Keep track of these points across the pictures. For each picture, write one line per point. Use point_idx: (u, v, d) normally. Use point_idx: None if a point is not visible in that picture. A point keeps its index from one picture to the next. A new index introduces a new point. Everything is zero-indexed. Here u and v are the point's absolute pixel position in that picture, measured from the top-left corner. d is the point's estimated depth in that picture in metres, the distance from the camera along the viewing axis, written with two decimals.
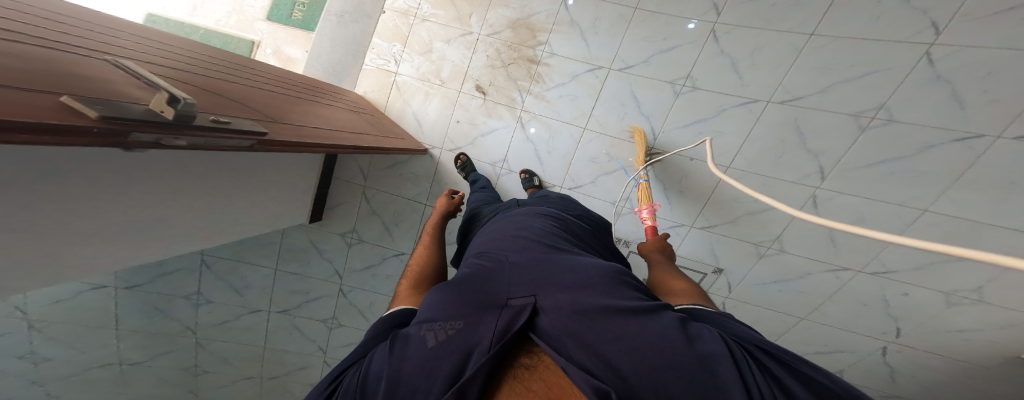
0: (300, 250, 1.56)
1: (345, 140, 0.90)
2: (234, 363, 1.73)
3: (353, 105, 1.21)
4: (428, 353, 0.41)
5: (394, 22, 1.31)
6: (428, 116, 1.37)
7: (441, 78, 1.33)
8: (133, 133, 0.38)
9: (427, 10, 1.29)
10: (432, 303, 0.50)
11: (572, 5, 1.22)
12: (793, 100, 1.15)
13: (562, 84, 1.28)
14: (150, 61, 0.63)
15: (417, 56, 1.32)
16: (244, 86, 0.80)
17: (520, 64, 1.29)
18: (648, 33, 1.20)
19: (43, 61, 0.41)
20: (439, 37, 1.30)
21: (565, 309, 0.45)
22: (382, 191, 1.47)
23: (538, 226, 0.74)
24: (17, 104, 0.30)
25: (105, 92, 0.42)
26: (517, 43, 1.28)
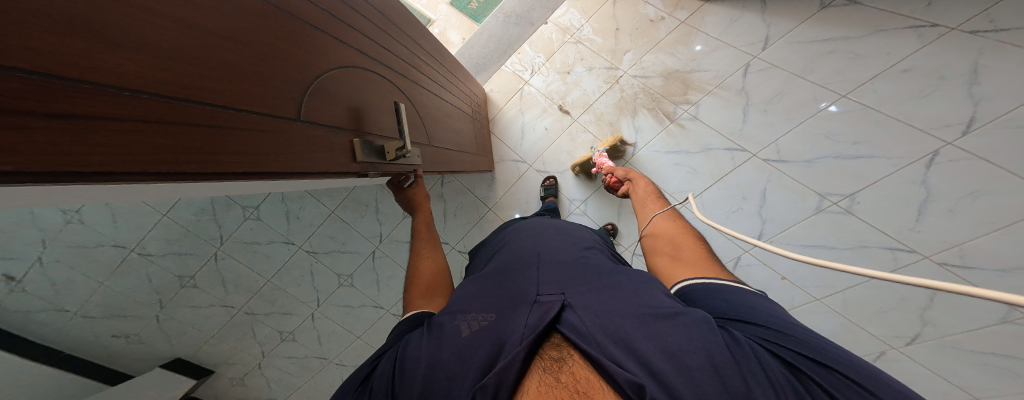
0: (361, 204, 1.57)
1: (455, 157, 1.11)
2: (228, 289, 1.53)
3: (472, 98, 1.35)
4: (464, 340, 0.53)
5: (549, 35, 1.42)
6: (534, 130, 1.47)
7: (564, 101, 1.42)
8: (365, 168, 0.61)
9: (585, 34, 1.37)
10: (468, 299, 0.63)
11: (752, 73, 1.18)
12: (959, 267, 0.98)
13: (689, 152, 1.28)
14: (376, 50, 0.71)
15: (553, 73, 1.42)
16: (417, 77, 0.91)
17: (654, 113, 1.31)
18: (842, 131, 1.09)
19: (331, 83, 0.54)
20: (582, 62, 1.38)
21: (596, 311, 0.54)
22: (458, 181, 1.53)
23: (567, 241, 0.82)
24: (302, 149, 0.46)
25: (356, 119, 0.59)
26: (661, 94, 1.30)
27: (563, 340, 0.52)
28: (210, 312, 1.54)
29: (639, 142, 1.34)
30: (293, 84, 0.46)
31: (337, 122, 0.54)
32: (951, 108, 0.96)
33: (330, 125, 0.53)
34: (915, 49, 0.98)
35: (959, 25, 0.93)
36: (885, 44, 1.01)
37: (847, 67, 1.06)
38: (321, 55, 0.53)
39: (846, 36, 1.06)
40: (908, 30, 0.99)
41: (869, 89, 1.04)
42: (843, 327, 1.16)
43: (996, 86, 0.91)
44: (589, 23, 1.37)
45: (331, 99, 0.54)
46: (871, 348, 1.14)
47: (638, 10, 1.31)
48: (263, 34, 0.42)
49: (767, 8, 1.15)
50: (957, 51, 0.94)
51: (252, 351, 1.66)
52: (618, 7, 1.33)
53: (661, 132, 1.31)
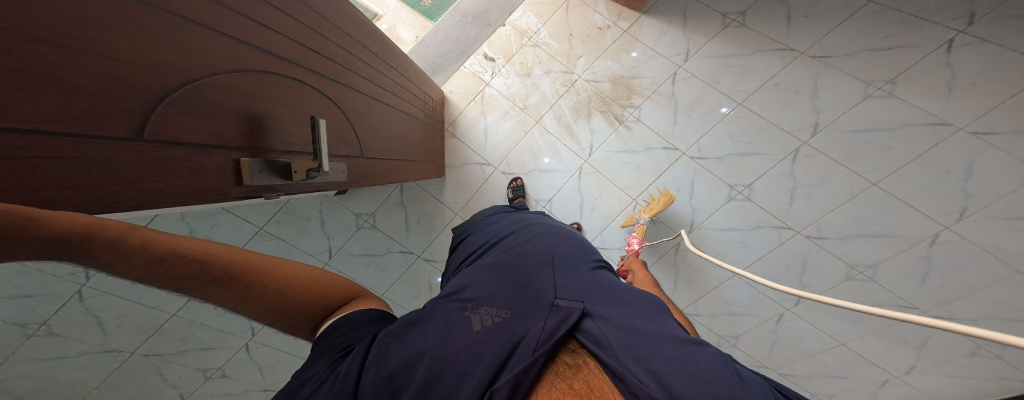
0: (304, 216, 1.43)
1: (388, 165, 1.06)
2: (108, 330, 1.22)
3: (428, 107, 1.38)
4: (477, 334, 0.57)
5: (508, 37, 1.47)
6: (497, 133, 1.52)
7: (526, 104, 1.50)
8: (256, 191, 0.54)
9: (542, 38, 1.46)
10: (486, 292, 0.66)
11: (678, 82, 1.40)
12: (818, 238, 1.30)
13: (634, 151, 1.46)
14: (304, 53, 0.63)
15: (514, 75, 1.48)
16: (353, 81, 0.84)
17: (604, 116, 1.47)
18: (740, 133, 1.35)
19: (229, 98, 0.46)
20: (540, 65, 1.47)
21: (615, 321, 0.58)
22: (419, 187, 1.54)
23: (580, 249, 0.86)
24: (174, 174, 0.40)
25: (255, 137, 0.51)
26: (610, 97, 1.46)
27: (580, 348, 0.57)
28: (86, 368, 1.21)
29: (593, 144, 1.48)
30: (183, 93, 0.40)
31: (227, 140, 0.46)
32: (803, 115, 1.28)
33: (219, 146, 0.45)
34: (782, 66, 1.28)
35: (801, 51, 1.26)
36: (764, 63, 1.30)
37: (739, 80, 1.34)
38: (220, 64, 0.45)
39: (740, 53, 1.32)
40: (776, 52, 1.28)
41: (754, 99, 1.33)
42: (755, 297, 1.45)
43: (827, 101, 1.25)
44: (544, 27, 1.46)
45: (225, 116, 0.46)
46: (767, 306, 1.44)
47: (586, 19, 1.43)
48: (125, 31, 0.33)
49: (687, 25, 1.36)
50: (803, 71, 1.26)
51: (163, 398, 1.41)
52: (569, 14, 1.45)
53: (613, 133, 1.47)
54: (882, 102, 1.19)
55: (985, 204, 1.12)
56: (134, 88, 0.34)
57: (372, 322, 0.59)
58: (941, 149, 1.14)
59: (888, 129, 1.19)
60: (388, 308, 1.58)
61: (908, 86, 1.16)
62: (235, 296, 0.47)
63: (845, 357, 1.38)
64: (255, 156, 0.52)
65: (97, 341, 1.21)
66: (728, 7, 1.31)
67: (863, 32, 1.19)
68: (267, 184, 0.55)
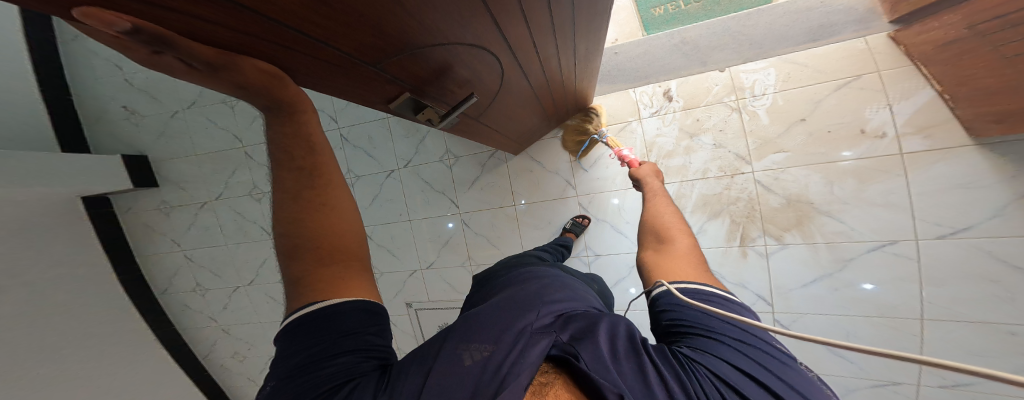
0: (412, 128, 1.46)
1: (485, 133, 0.99)
2: (254, 124, 1.56)
3: (569, 105, 1.22)
4: (463, 370, 0.40)
5: (713, 86, 1.19)
6: (605, 169, 1.35)
7: (662, 161, 1.27)
8: (388, 112, 0.55)
9: (756, 105, 1.14)
10: (466, 324, 0.49)
11: (880, 251, 1.05)
12: None
13: (738, 273, 1.21)
14: (511, 39, 0.59)
15: (676, 131, 1.25)
16: (528, 71, 0.79)
17: (737, 226, 1.19)
18: (863, 335, 1.10)
19: (445, 54, 0.47)
20: (714, 133, 1.20)
21: (584, 337, 0.44)
22: (505, 165, 1.44)
23: (561, 283, 0.66)
24: (356, 85, 0.41)
25: (429, 82, 0.52)
26: (766, 215, 1.16)
27: (551, 369, 0.42)
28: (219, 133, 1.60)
29: None
30: (417, 40, 0.39)
31: (408, 79, 0.47)
32: (980, 371, 0.99)
33: (399, 81, 0.46)
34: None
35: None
36: None
37: (967, 301, 0.98)
38: (461, 27, 0.43)
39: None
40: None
41: (946, 327, 1.00)
42: None
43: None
44: (775, 95, 1.13)
45: (427, 63, 0.46)
46: None
47: (858, 111, 1.05)
48: None
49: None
50: None
51: (210, 190, 1.66)
52: (836, 95, 1.07)
53: (721, 248, 1.22)
54: None
55: None
56: (412, 26, 0.36)
57: (366, 330, 0.42)
58: None
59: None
60: (401, 229, 1.55)
61: None
62: (284, 196, 0.41)
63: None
64: (414, 93, 0.52)
65: (241, 126, 1.57)
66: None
67: None
68: (399, 113, 0.55)
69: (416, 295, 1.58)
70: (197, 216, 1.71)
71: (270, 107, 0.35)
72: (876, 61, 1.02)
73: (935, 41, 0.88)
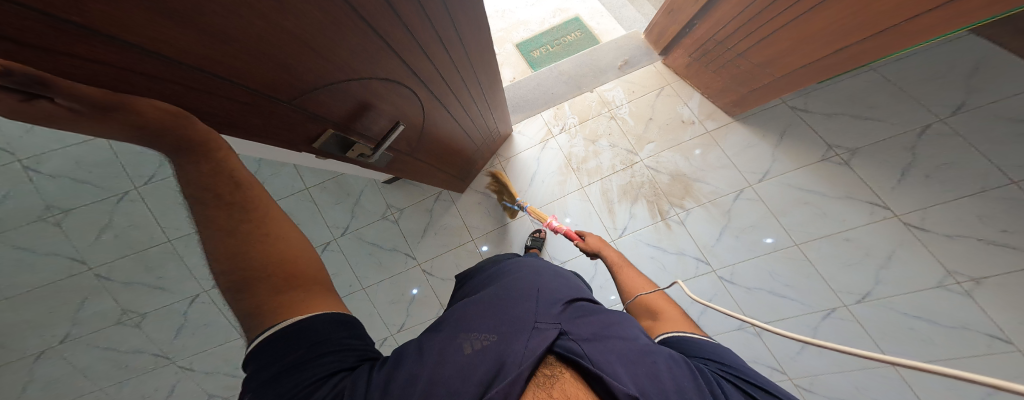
0: (346, 192, 1.54)
1: (427, 171, 1.11)
2: (102, 238, 1.31)
3: (489, 138, 1.42)
4: (465, 359, 0.47)
5: (590, 103, 1.56)
6: (541, 184, 1.53)
7: (580, 167, 1.51)
8: (319, 152, 0.64)
9: (621, 112, 1.53)
10: (470, 317, 0.56)
11: (742, 199, 1.35)
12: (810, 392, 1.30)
13: (666, 249, 1.39)
14: (422, 77, 0.78)
15: (581, 139, 1.53)
16: (444, 104, 0.95)
17: (651, 206, 1.42)
18: (784, 273, 1.28)
19: (361, 90, 0.61)
20: (607, 137, 1.51)
21: (589, 336, 0.53)
22: (452, 204, 1.58)
23: (559, 278, 0.74)
24: (278, 125, 0.51)
25: (351, 117, 0.64)
26: (664, 191, 1.42)
27: (554, 360, 0.50)
28: (45, 264, 1.26)
29: (628, 227, 1.43)
30: (322, 79, 0.52)
31: (333, 115, 0.59)
32: (861, 279, 1.19)
33: (321, 116, 0.57)
34: (864, 222, 1.21)
35: (897, 214, 1.17)
36: (846, 213, 1.23)
37: (813, 220, 1.26)
38: (370, 65, 0.59)
39: (824, 193, 1.26)
40: (865, 203, 1.21)
41: (816, 245, 1.25)
42: None
43: (896, 275, 1.15)
44: (629, 104, 1.53)
45: (347, 99, 0.60)
46: None
47: (675, 109, 1.49)
48: (318, 25, 0.44)
49: (780, 145, 1.36)
50: (886, 238, 1.17)
51: (49, 333, 1.33)
52: (659, 100, 1.52)
53: (652, 225, 1.42)
54: (955, 300, 1.07)
55: None
56: (304, 69, 0.47)
57: (341, 333, 0.48)
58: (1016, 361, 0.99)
59: (943, 325, 1.08)
60: (356, 302, 1.53)
61: (994, 294, 1.03)
62: (221, 233, 0.46)
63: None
64: (340, 130, 0.64)
65: (86, 245, 1.29)
66: (838, 140, 1.28)
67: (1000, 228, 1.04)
68: (330, 150, 0.65)
69: None
70: (31, 371, 1.34)
71: (179, 148, 0.41)
72: (665, 77, 1.55)
73: (683, 65, 1.48)
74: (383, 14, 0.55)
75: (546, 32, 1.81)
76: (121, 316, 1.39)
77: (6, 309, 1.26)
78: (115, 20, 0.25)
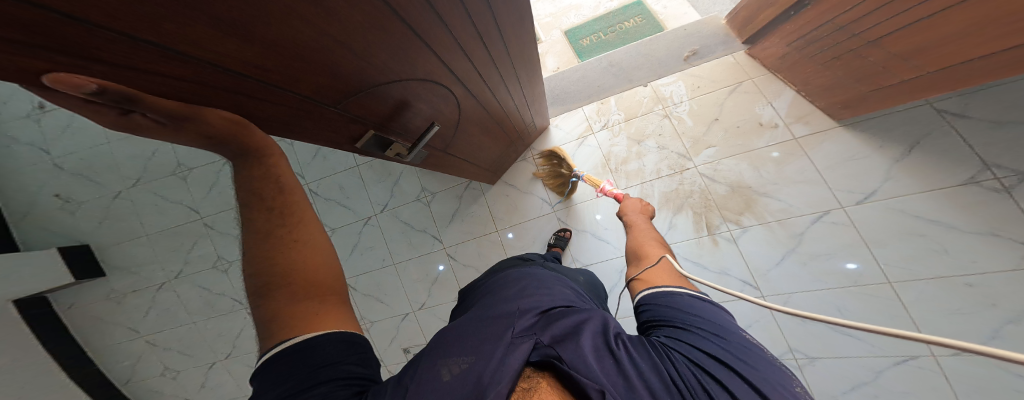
0: (385, 173, 1.57)
1: (460, 165, 1.07)
2: (212, 193, 1.53)
3: (524, 132, 1.34)
4: (444, 388, 0.39)
5: (642, 99, 1.40)
6: (573, 182, 1.43)
7: (620, 167, 1.37)
8: (359, 153, 0.61)
9: (679, 111, 1.34)
10: (451, 336, 0.48)
11: (821, 222, 1.14)
12: None
13: (709, 267, 1.24)
14: (461, 73, 0.70)
15: (624, 139, 1.38)
16: (481, 99, 0.88)
17: (699, 217, 1.26)
18: (853, 308, 1.08)
19: (400, 90, 0.56)
20: (656, 138, 1.35)
21: (558, 334, 0.45)
22: (479, 192, 1.54)
23: (542, 280, 0.65)
24: (321, 127, 0.47)
25: (389, 117, 0.59)
26: (719, 203, 1.24)
27: (532, 372, 0.43)
28: (169, 207, 1.55)
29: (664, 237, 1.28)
30: (367, 81, 0.47)
31: (371, 115, 0.55)
32: (964, 332, 0.97)
33: (361, 118, 0.53)
34: (1003, 268, 0.94)
35: None
36: (974, 252, 0.98)
37: (917, 257, 1.03)
38: (410, 64, 0.53)
39: (955, 224, 1.00)
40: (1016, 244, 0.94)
41: (917, 287, 1.02)
42: None
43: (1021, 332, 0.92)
44: (689, 102, 1.35)
45: (387, 99, 0.54)
46: None
47: (751, 109, 1.28)
48: (361, 25, 0.38)
49: (904, 161, 1.08)
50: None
51: (168, 269, 1.57)
52: (731, 98, 1.32)
53: (692, 240, 1.26)
54: None
55: None
56: (349, 70, 0.42)
57: (348, 357, 0.43)
58: None
59: None
60: (385, 275, 1.57)
61: None
62: (257, 237, 0.44)
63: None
64: (379, 131, 0.59)
65: (196, 197, 1.54)
66: (999, 158, 0.97)
67: None
68: (370, 151, 0.61)
69: (413, 340, 1.54)
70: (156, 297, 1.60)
71: (240, 153, 0.40)
72: (744, 70, 1.33)
73: (774, 55, 1.26)
74: (428, 10, 0.48)
75: (599, 17, 1.65)
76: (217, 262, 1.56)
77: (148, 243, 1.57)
78: (138, 19, 0.20)
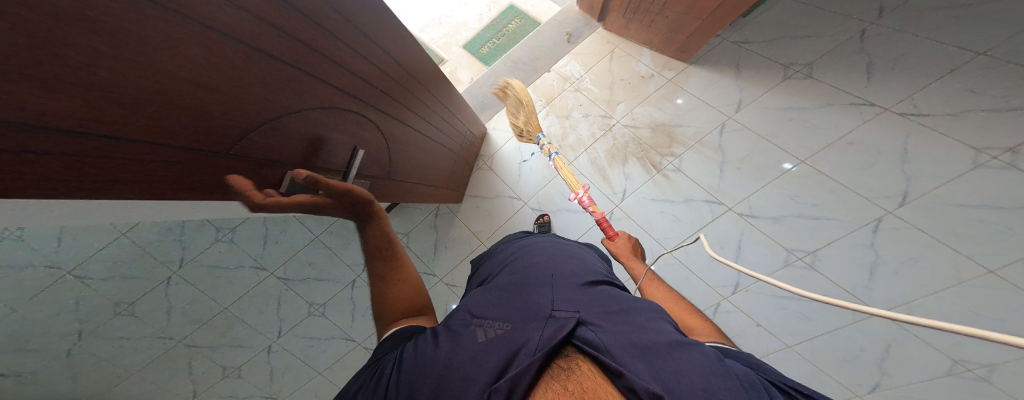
0: (351, 231, 1.54)
1: (410, 187, 1.08)
2: (172, 318, 1.43)
3: (467, 142, 1.47)
4: (479, 346, 0.52)
5: (552, 83, 1.53)
6: (531, 172, 1.57)
7: (563, 144, 1.49)
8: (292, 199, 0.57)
9: (585, 84, 1.49)
10: (490, 316, 0.58)
11: (727, 132, 1.31)
12: (903, 321, 1.12)
13: (671, 200, 1.37)
14: (367, 92, 0.71)
15: (554, 117, 1.51)
16: (397, 116, 0.88)
17: (641, 162, 1.41)
18: (802, 193, 1.21)
19: (309, 121, 0.54)
20: (580, 109, 1.49)
21: (613, 329, 0.53)
22: (452, 213, 1.65)
23: (575, 262, 0.77)
24: (257, 183, 0.47)
25: (309, 155, 0.56)
26: (649, 145, 1.40)
27: (573, 352, 0.51)
28: (143, 343, 1.43)
29: (627, 189, 1.43)
30: (287, 129, 0.50)
31: (289, 155, 0.52)
32: (884, 181, 1.10)
33: (277, 161, 0.50)
34: (855, 124, 1.13)
35: (886, 107, 1.08)
36: (830, 117, 1.16)
37: (801, 135, 1.21)
38: (310, 96, 0.52)
39: (805, 106, 1.20)
40: (851, 104, 1.13)
41: (822, 157, 1.18)
42: (812, 374, 1.28)
43: (918, 166, 1.04)
44: (588, 75, 1.49)
45: (298, 136, 0.52)
46: (833, 388, 1.25)
47: (630, 68, 1.45)
48: (262, 79, 0.42)
49: (740, 75, 1.31)
50: (890, 129, 1.08)
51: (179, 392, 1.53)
52: (614, 61, 1.47)
53: (648, 180, 1.40)
54: (993, 175, 0.93)
55: None
56: (256, 118, 0.43)
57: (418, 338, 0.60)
58: None
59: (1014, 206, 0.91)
60: None
61: None
62: None
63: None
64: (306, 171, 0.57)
65: (160, 326, 1.43)
66: (792, 57, 1.22)
67: (1003, 95, 0.91)
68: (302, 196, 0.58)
69: None
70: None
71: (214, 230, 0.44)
72: (608, 41, 1.50)
73: (621, 26, 1.42)
74: (303, 37, 0.49)
75: (486, 26, 1.78)
76: (224, 371, 1.54)
77: (136, 380, 1.46)
78: (98, 108, 0.26)
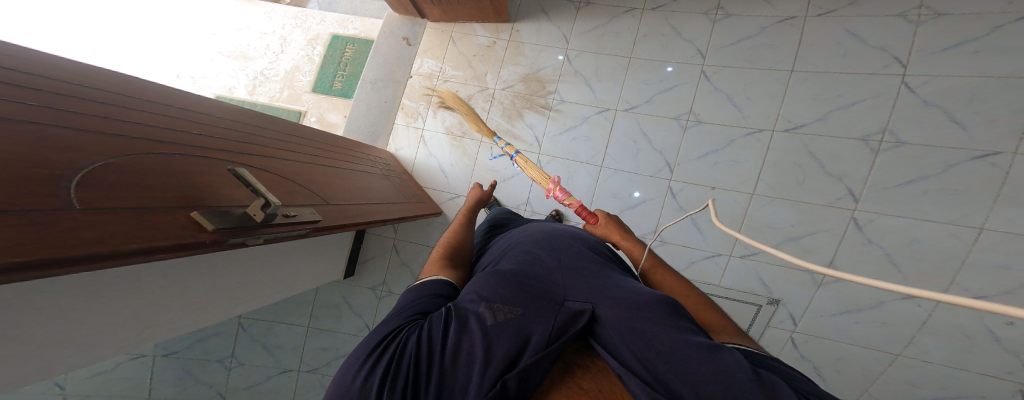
0: (332, 306, 1.48)
1: (371, 211, 0.96)
2: None
3: (387, 169, 1.30)
4: (479, 333, 0.35)
5: (419, 85, 1.44)
6: (452, 167, 1.41)
7: (465, 129, 1.40)
8: (225, 238, 0.46)
9: (448, 72, 1.43)
10: (499, 292, 0.41)
11: (574, 60, 1.35)
12: (796, 128, 1.18)
13: (574, 127, 1.34)
14: (198, 140, 0.60)
15: (441, 112, 1.42)
16: (277, 156, 0.78)
17: (534, 111, 1.37)
18: (651, 76, 1.30)
19: (150, 168, 0.45)
20: (458, 94, 1.42)
21: (645, 309, 0.39)
22: (412, 242, 1.43)
23: (587, 240, 0.62)
24: (154, 227, 0.38)
25: (195, 199, 0.47)
26: (528, 94, 1.37)
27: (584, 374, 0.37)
28: None
29: (538, 137, 1.36)
30: (134, 173, 0.42)
31: (169, 202, 0.43)
32: (677, 48, 1.28)
33: (158, 207, 0.41)
34: (638, 19, 1.32)
35: (645, 5, 1.32)
36: (625, 26, 1.32)
37: (616, 40, 1.33)
38: (120, 149, 0.43)
39: (605, 22, 1.34)
40: (623, 10, 1.33)
41: (639, 50, 1.31)
42: (796, 209, 1.17)
43: (690, 33, 1.27)
44: (445, 65, 1.44)
45: (157, 187, 0.43)
46: (825, 215, 1.15)
47: (472, 42, 1.43)
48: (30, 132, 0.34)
49: (552, 16, 1.38)
50: (657, 21, 1.30)
51: None
52: (455, 43, 1.45)
53: (548, 121, 1.36)
54: (724, 22, 1.25)
55: (910, 47, 1.09)
56: (59, 167, 0.34)
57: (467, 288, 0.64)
58: (818, 20, 1.18)
59: (766, 30, 1.22)
60: None
61: (735, 3, 1.25)
62: None
63: (931, 255, 1.05)
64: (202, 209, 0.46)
65: None
66: None
67: None
68: (236, 229, 0.48)
69: None
70: None
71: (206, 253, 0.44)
72: (439, 31, 1.47)
73: (440, 13, 1.40)
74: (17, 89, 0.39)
75: (323, 62, 1.64)
76: None
77: None
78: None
